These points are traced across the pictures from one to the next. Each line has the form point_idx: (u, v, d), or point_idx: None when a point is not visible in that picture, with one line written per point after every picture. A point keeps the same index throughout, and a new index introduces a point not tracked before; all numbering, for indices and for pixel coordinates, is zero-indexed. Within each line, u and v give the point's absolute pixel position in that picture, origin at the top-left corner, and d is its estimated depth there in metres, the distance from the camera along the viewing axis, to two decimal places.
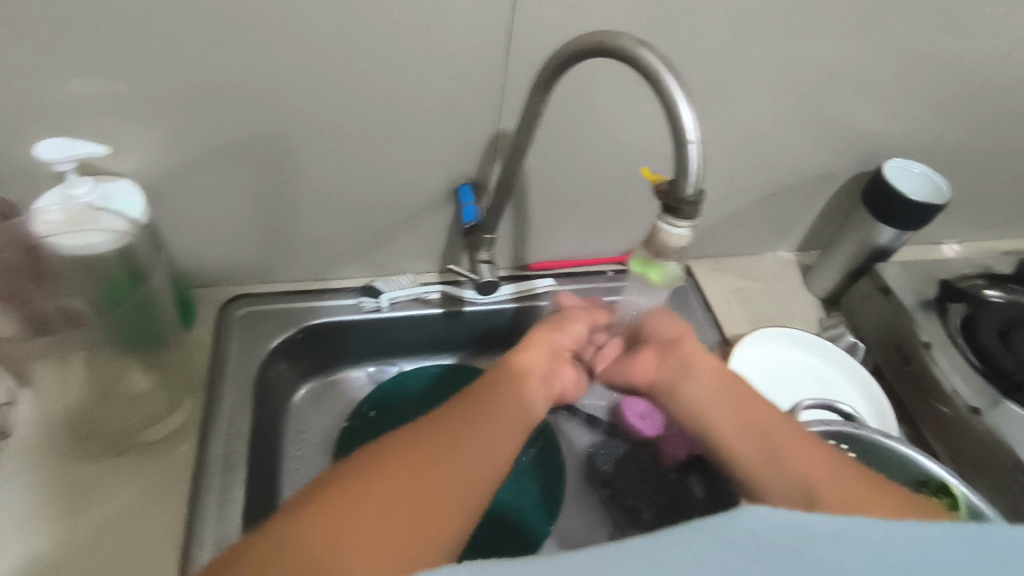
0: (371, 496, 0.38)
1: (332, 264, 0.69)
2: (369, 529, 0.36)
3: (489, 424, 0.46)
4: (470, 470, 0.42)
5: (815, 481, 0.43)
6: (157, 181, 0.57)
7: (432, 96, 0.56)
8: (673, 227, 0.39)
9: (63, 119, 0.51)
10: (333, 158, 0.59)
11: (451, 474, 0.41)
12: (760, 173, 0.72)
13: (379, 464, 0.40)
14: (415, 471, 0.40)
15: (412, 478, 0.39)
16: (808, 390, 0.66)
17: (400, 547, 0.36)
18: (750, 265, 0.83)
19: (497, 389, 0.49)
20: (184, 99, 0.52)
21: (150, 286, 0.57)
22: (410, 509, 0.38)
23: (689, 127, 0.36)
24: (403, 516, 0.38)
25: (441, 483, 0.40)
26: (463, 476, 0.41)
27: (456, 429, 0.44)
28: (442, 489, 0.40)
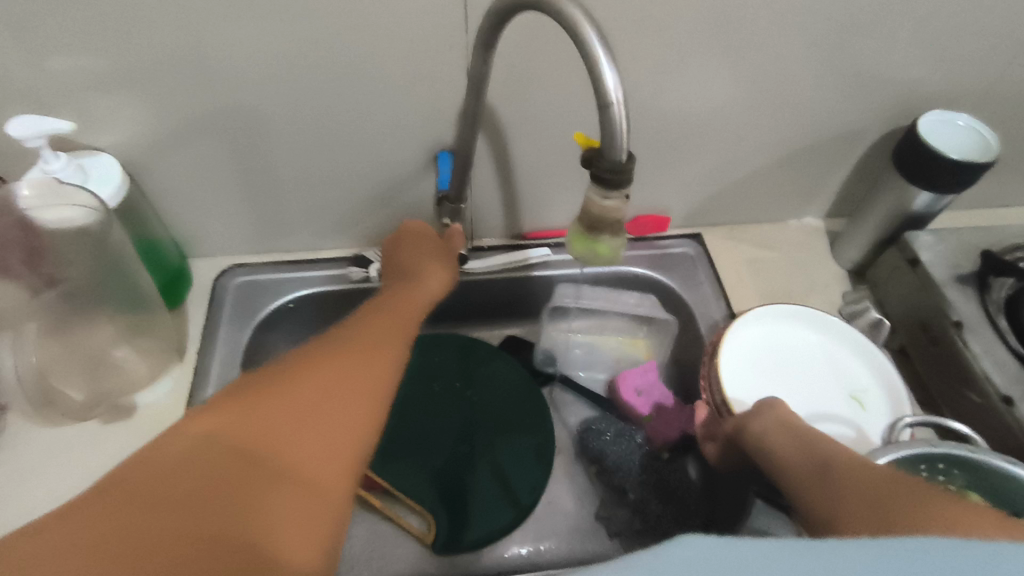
0: (287, 386, 0.37)
1: (325, 234, 0.70)
2: (278, 432, 0.34)
3: (397, 320, 0.48)
4: (400, 339, 0.46)
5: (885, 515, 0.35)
6: (143, 154, 0.59)
7: (399, 59, 0.55)
8: (601, 197, 0.36)
9: (37, 100, 0.53)
10: (307, 127, 0.59)
11: (372, 378, 0.40)
12: (775, 133, 0.66)
13: (275, 378, 0.37)
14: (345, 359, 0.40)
15: (336, 370, 0.39)
16: (816, 371, 0.61)
17: (336, 434, 0.36)
18: (771, 234, 0.76)
19: (377, 313, 0.49)
20: (153, 71, 0.53)
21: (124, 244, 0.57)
22: (334, 396, 0.37)
23: (610, 87, 0.33)
24: (299, 433, 0.34)
25: (360, 369, 0.40)
26: (393, 340, 0.45)
27: (376, 322, 0.47)
28: (360, 375, 0.39)
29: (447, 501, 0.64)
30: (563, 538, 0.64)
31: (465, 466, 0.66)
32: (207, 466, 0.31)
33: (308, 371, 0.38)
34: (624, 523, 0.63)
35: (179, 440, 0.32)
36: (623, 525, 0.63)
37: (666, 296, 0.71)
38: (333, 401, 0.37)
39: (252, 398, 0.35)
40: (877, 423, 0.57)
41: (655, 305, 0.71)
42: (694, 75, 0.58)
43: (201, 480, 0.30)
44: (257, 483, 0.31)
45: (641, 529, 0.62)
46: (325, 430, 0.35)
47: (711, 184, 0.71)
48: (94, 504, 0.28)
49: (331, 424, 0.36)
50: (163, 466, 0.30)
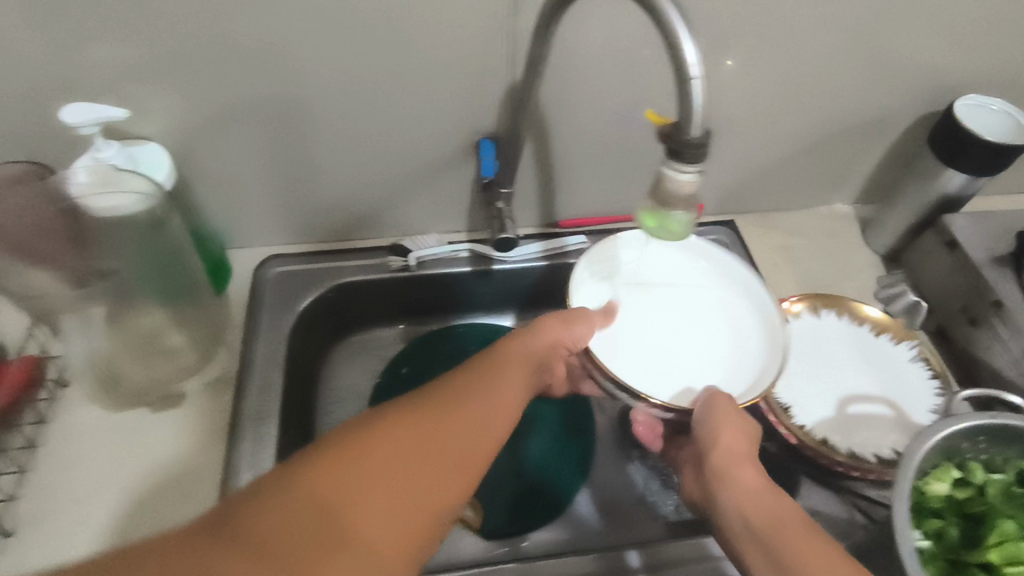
0: (380, 451, 0.32)
1: (362, 223, 0.70)
2: (361, 512, 0.30)
3: (513, 375, 0.42)
4: (507, 406, 0.40)
5: None
6: (184, 146, 0.58)
7: (446, 45, 0.55)
8: (676, 172, 0.36)
9: (80, 91, 0.52)
10: (351, 115, 0.59)
11: (464, 456, 0.35)
12: (810, 119, 0.66)
13: (371, 435, 0.32)
14: (442, 428, 0.35)
15: (436, 437, 0.34)
16: (843, 353, 0.63)
17: (412, 526, 0.31)
18: (800, 220, 0.77)
19: (498, 367, 0.42)
20: (198, 59, 0.52)
21: (173, 231, 0.58)
22: (425, 470, 0.33)
23: (691, 59, 0.33)
24: (380, 517, 0.30)
25: (455, 442, 0.35)
26: (501, 407, 0.39)
27: (485, 376, 0.41)
28: (450, 448, 0.35)
29: (493, 486, 0.64)
30: (610, 521, 0.64)
31: (511, 452, 0.67)
32: (279, 543, 0.27)
33: (403, 438, 0.33)
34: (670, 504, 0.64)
35: (273, 501, 0.28)
36: (670, 507, 0.64)
37: None
38: (423, 476, 0.33)
39: (343, 458, 0.31)
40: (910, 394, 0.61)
41: None
42: (735, 59, 0.59)
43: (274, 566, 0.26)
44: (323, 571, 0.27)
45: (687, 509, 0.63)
46: (405, 512, 0.31)
47: (745, 171, 0.71)
48: (202, 545, 0.26)
49: (411, 508, 0.31)
50: (255, 533, 0.27)
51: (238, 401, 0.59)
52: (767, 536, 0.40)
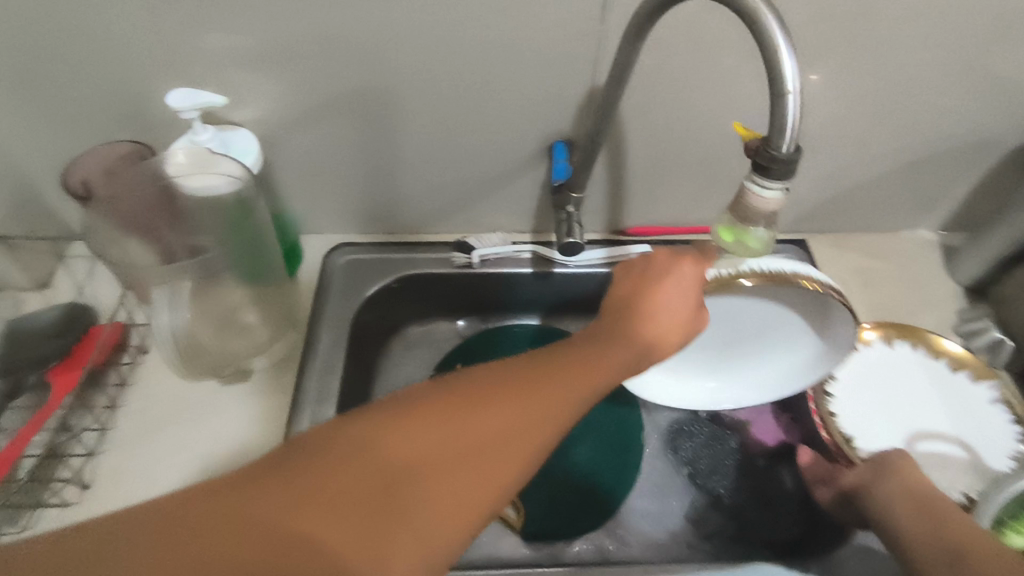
0: (394, 452, 0.30)
1: (431, 217, 0.71)
2: (362, 518, 0.28)
3: (577, 375, 0.36)
4: (567, 411, 0.35)
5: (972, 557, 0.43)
6: (275, 132, 0.61)
7: (532, 47, 0.55)
8: (760, 187, 0.35)
9: (187, 74, 0.56)
10: (432, 110, 0.60)
11: (494, 469, 0.32)
12: (901, 139, 0.64)
13: (383, 430, 0.31)
14: (470, 432, 0.32)
15: (459, 442, 0.32)
16: (917, 389, 0.61)
17: (424, 539, 0.29)
18: (878, 244, 0.74)
19: (558, 360, 0.37)
20: (296, 49, 0.55)
21: (263, 216, 0.61)
22: (445, 479, 0.31)
23: (787, 73, 0.32)
24: (396, 522, 0.29)
25: (485, 452, 0.32)
26: (559, 408, 0.35)
27: (548, 372, 0.36)
28: (481, 456, 0.32)
29: (537, 488, 0.64)
30: (653, 536, 0.62)
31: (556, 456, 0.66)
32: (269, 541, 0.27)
33: (429, 436, 0.31)
34: (718, 527, 0.62)
35: (273, 495, 0.28)
36: (713, 529, 0.62)
37: None
38: (437, 484, 0.30)
39: (353, 454, 0.30)
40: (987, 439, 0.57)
41: None
42: (827, 73, 0.57)
43: (257, 562, 0.26)
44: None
45: (736, 534, 0.61)
46: (419, 527, 0.29)
47: (823, 189, 0.69)
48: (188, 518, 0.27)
49: (423, 520, 0.30)
50: (242, 525, 0.27)
51: (300, 380, 0.60)
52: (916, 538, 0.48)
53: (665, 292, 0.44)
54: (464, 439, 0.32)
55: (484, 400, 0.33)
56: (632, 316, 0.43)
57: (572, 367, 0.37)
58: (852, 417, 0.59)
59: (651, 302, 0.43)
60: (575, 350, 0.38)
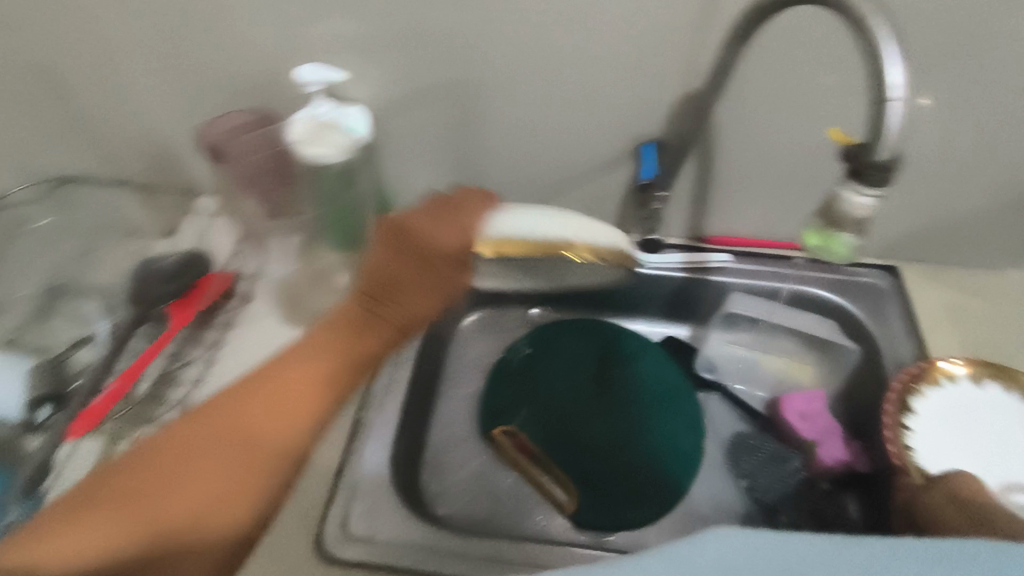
0: (178, 454, 0.51)
1: (514, 208, 0.74)
2: (188, 484, 0.49)
3: (326, 377, 0.58)
4: (299, 417, 0.56)
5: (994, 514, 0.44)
6: (381, 114, 0.66)
7: (630, 52, 0.56)
8: (853, 194, 0.35)
9: (310, 54, 0.61)
10: (527, 106, 0.63)
11: (243, 462, 0.51)
12: (1012, 171, 0.60)
13: (176, 437, 0.51)
14: (223, 430, 0.52)
15: (211, 446, 0.51)
16: (1006, 430, 0.58)
17: (228, 497, 0.50)
18: (974, 279, 0.71)
19: (356, 333, 0.64)
20: (407, 38, 0.59)
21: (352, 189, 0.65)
22: (218, 464, 0.51)
23: (893, 81, 0.33)
24: (204, 473, 0.50)
25: (232, 450, 0.52)
26: (296, 411, 0.56)
27: (323, 352, 0.61)
28: (251, 454, 0.52)
29: (590, 479, 0.66)
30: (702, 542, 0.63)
31: (614, 451, 0.67)
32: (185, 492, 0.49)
33: (209, 446, 0.51)
34: None
35: (124, 466, 0.49)
36: None
37: (848, 324, 0.68)
38: (207, 471, 0.50)
39: (167, 452, 0.51)
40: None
41: (831, 332, 0.69)
42: (935, 97, 0.55)
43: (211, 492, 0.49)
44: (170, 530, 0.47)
45: None
46: (214, 492, 0.50)
47: (920, 216, 0.66)
48: (113, 480, 0.48)
49: (224, 477, 0.50)
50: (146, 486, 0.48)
51: (380, 345, 0.65)
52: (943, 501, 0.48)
53: (435, 233, 0.65)
54: (228, 448, 0.52)
55: (222, 410, 0.54)
56: (382, 302, 0.66)
57: (336, 348, 0.61)
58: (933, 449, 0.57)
59: (399, 266, 0.66)
60: (353, 335, 0.64)
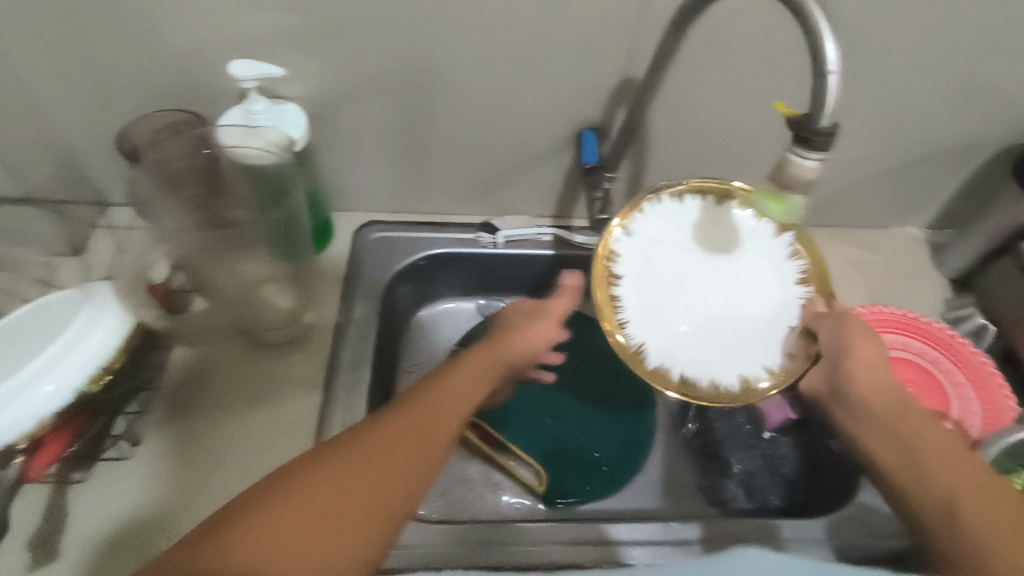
0: (325, 484, 0.38)
1: (456, 199, 0.74)
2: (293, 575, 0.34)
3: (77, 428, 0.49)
4: (400, 473, 0.40)
5: (959, 500, 0.43)
6: (316, 110, 0.63)
7: (569, 43, 0.58)
8: (801, 158, 0.39)
9: (239, 48, 0.57)
10: (469, 97, 0.63)
11: (343, 510, 0.37)
12: (901, 142, 0.68)
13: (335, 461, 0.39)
14: (333, 495, 0.37)
15: (324, 510, 0.37)
16: (673, 258, 0.63)
17: None
18: (875, 239, 0.80)
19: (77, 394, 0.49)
20: (343, 30, 0.57)
21: (294, 201, 0.62)
22: (315, 534, 0.36)
23: (831, 58, 0.37)
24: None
25: (304, 535, 0.35)
26: (395, 480, 0.39)
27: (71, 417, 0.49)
28: (364, 498, 0.38)
29: (553, 458, 0.68)
30: (670, 501, 0.68)
31: (570, 431, 0.70)
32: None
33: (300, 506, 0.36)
34: (730, 494, 0.66)
35: None
36: (726, 496, 0.66)
37: None
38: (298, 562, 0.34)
39: (312, 495, 0.37)
40: (950, 402, 0.64)
41: None
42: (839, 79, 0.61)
43: None
44: None
45: (747, 501, 0.65)
46: None
47: (828, 183, 0.74)
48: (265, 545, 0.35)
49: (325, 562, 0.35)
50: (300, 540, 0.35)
51: (335, 348, 0.63)
52: (918, 467, 0.47)
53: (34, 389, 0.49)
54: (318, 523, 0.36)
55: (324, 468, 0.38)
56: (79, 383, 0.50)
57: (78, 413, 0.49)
58: (754, 271, 0.62)
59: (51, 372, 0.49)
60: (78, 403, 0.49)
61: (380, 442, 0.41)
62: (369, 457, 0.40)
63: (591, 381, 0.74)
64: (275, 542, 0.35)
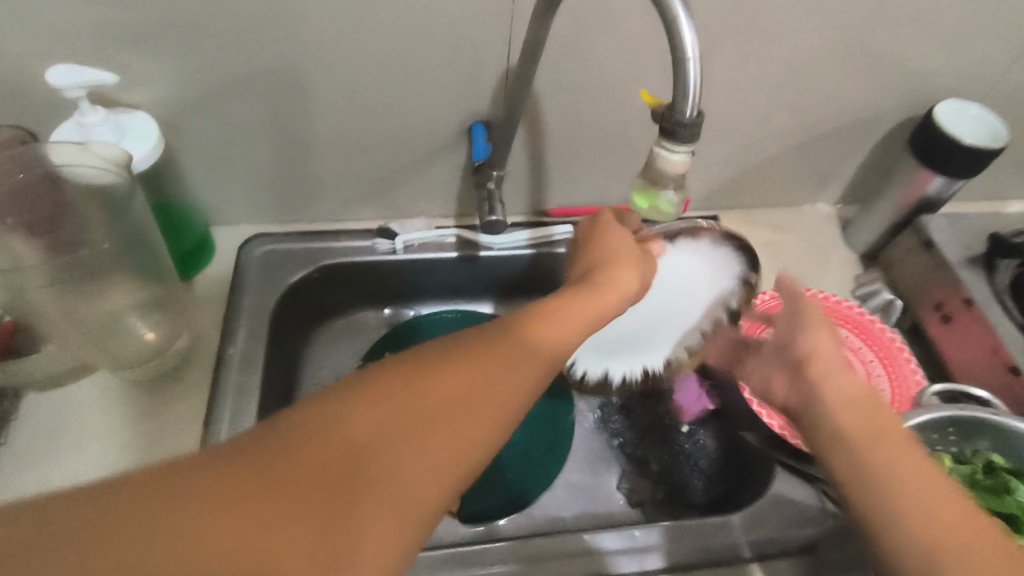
0: (376, 413, 0.31)
1: (349, 204, 0.69)
2: (394, 497, 0.30)
3: None
4: (495, 396, 0.35)
5: (921, 510, 0.34)
6: (172, 118, 0.57)
7: (440, 31, 0.54)
8: (668, 152, 0.36)
9: (66, 53, 0.51)
10: (341, 94, 0.58)
11: (419, 428, 0.32)
12: (799, 118, 0.67)
13: (373, 386, 0.32)
14: (380, 436, 0.31)
15: (421, 413, 0.32)
16: None
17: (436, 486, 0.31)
18: (786, 218, 0.79)
19: None
20: (186, 26, 0.51)
21: (138, 213, 0.55)
22: (409, 439, 0.31)
23: (687, 38, 0.34)
24: (414, 460, 0.31)
25: (423, 439, 0.31)
26: (508, 398, 0.35)
27: None
28: (483, 408, 0.34)
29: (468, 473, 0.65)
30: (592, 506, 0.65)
31: None
32: (312, 494, 0.28)
33: (380, 411, 0.31)
34: (648, 493, 0.65)
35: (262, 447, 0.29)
36: (644, 495, 0.65)
37: None
38: (411, 458, 0.31)
39: (399, 384, 0.33)
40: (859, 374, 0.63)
41: None
42: (728, 57, 0.59)
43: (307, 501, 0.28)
44: (341, 503, 0.28)
45: (665, 499, 0.64)
46: (433, 463, 0.31)
47: (734, 165, 0.72)
48: (301, 446, 0.29)
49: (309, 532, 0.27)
50: (301, 463, 0.28)
51: (214, 380, 0.58)
52: (865, 444, 0.38)
53: None
54: (358, 472, 0.29)
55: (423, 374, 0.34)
56: None
57: None
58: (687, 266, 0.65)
59: None
60: None
61: (453, 372, 0.34)
62: (455, 397, 0.33)
63: None
64: (335, 417, 0.30)
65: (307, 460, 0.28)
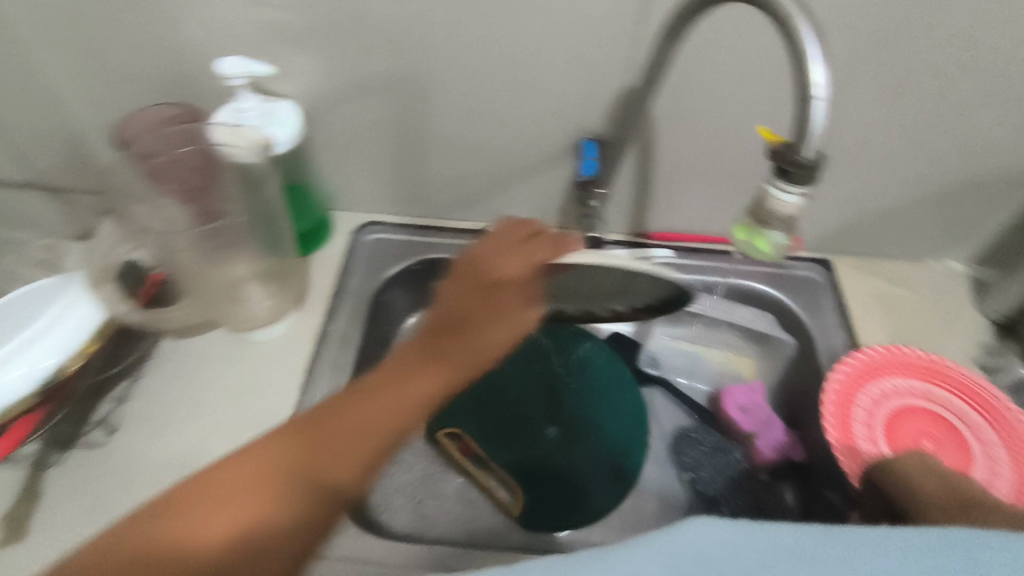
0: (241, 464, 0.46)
1: (455, 205, 0.73)
2: (237, 520, 0.43)
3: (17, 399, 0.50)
4: (389, 411, 0.49)
5: None
6: (311, 109, 0.63)
7: (563, 49, 0.55)
8: (782, 192, 0.35)
9: (233, 45, 0.57)
10: (463, 101, 0.61)
11: (294, 458, 0.46)
12: (934, 167, 0.62)
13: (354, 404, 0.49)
14: (296, 451, 0.47)
15: (348, 428, 0.48)
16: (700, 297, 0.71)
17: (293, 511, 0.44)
18: (907, 271, 0.73)
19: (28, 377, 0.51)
20: (334, 29, 0.56)
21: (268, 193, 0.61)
22: (326, 451, 0.47)
23: (817, 81, 0.33)
24: (243, 505, 0.44)
25: (250, 477, 0.45)
26: (379, 417, 0.49)
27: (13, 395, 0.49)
28: (336, 437, 0.47)
29: (534, 479, 0.65)
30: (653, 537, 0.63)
31: (557, 452, 0.68)
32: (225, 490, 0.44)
33: (303, 438, 0.48)
34: None
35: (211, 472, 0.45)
36: None
37: (784, 315, 0.70)
38: (325, 456, 0.46)
39: (308, 432, 0.48)
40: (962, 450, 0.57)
41: (770, 326, 0.70)
42: (860, 96, 0.56)
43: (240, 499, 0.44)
44: (199, 503, 0.43)
45: None
46: (247, 504, 0.44)
47: (853, 209, 0.68)
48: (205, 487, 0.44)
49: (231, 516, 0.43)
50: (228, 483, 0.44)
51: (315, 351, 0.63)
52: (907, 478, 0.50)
53: None
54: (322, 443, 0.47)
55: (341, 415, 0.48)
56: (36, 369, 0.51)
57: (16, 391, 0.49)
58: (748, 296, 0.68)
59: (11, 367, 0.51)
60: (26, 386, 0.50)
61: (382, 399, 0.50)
62: (385, 411, 0.49)
63: (584, 401, 0.71)
64: (229, 477, 0.45)
65: (218, 492, 0.44)
